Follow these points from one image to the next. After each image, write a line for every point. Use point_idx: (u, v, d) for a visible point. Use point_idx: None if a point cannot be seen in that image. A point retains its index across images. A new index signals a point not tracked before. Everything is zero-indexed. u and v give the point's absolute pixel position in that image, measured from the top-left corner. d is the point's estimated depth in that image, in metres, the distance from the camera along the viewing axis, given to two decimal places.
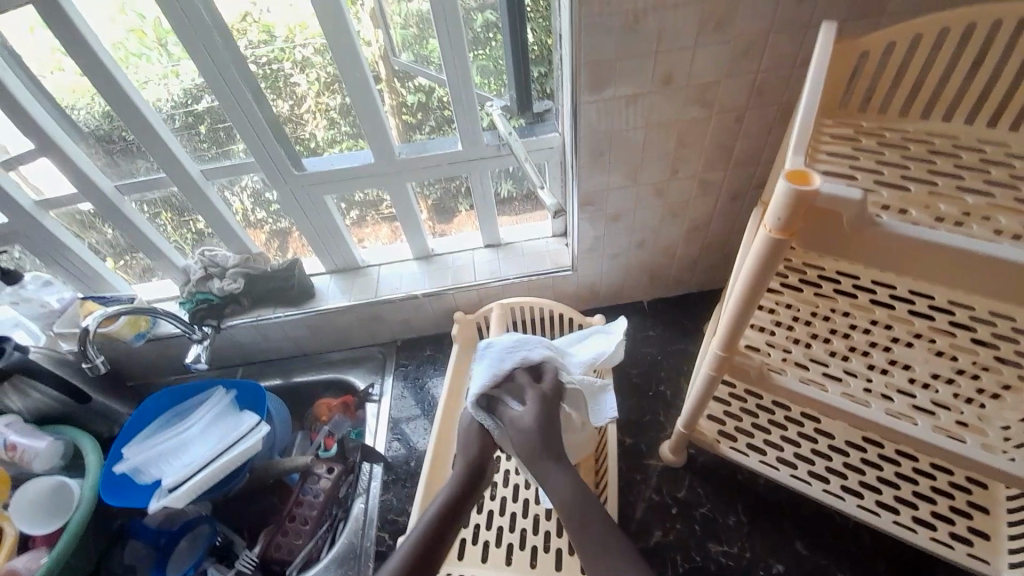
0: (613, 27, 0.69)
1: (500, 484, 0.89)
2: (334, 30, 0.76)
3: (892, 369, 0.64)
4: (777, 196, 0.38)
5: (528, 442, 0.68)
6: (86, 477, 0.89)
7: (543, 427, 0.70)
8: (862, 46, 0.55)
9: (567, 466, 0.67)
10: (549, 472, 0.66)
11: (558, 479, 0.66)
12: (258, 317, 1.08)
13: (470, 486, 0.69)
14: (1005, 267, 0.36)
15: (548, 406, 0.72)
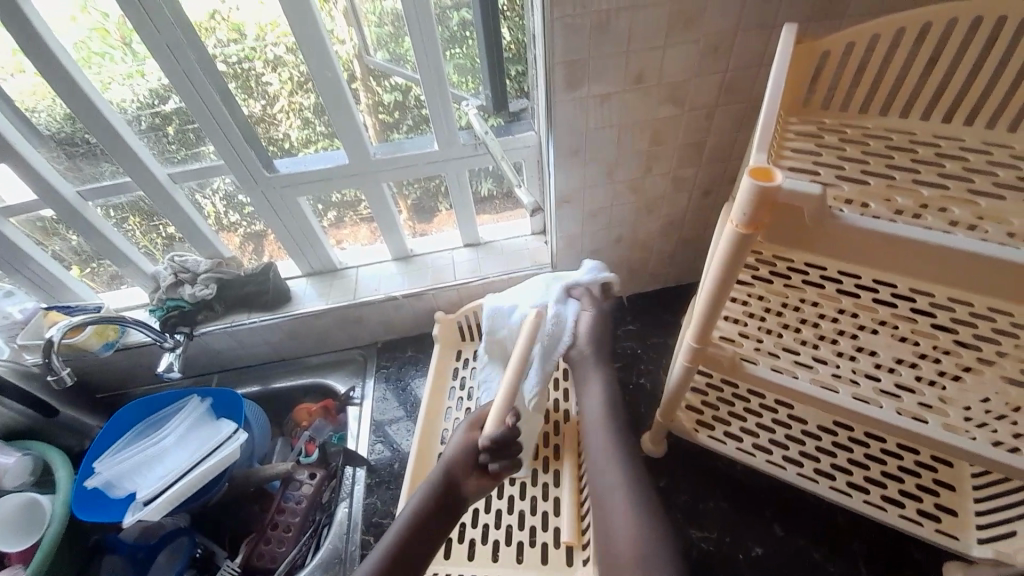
0: (581, 31, 0.70)
1: None
2: (303, 31, 0.75)
3: (859, 356, 0.67)
4: (741, 191, 0.39)
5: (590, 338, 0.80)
6: (58, 491, 0.86)
7: (597, 326, 0.82)
8: (823, 46, 0.57)
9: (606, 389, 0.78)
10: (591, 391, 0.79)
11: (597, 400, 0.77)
12: (232, 323, 1.05)
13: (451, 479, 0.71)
14: (955, 257, 0.38)
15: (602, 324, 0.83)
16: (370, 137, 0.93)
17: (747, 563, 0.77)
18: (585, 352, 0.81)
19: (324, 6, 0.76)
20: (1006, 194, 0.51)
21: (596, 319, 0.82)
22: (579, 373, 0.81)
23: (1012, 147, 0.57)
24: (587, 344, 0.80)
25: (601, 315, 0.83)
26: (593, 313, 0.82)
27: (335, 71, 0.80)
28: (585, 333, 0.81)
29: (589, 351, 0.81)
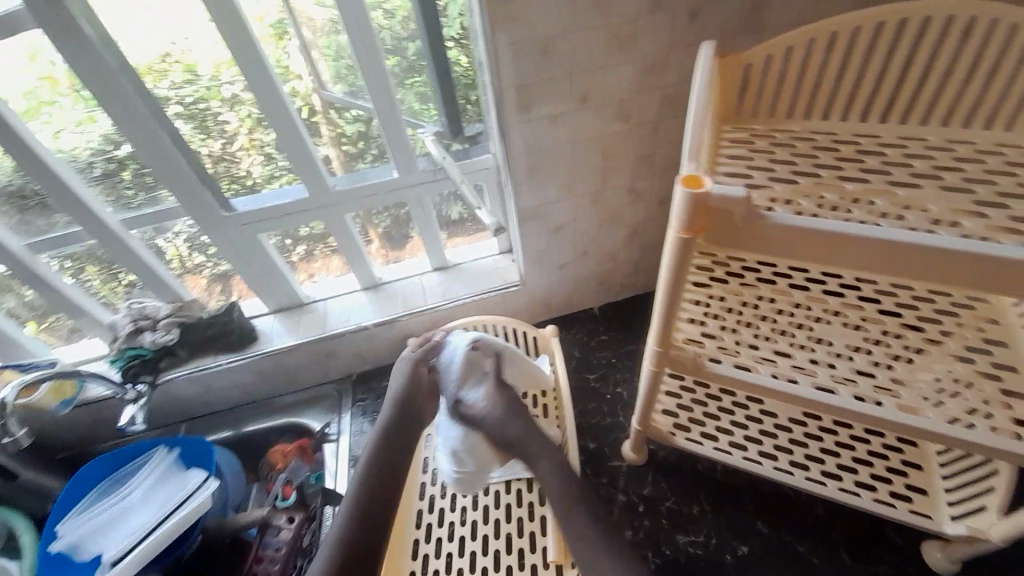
0: (523, 58, 0.73)
1: (469, 508, 0.87)
2: (253, 71, 0.76)
3: (815, 346, 0.70)
4: (676, 202, 0.42)
5: (505, 419, 0.86)
6: (27, 555, 0.84)
7: (507, 415, 0.87)
8: (746, 59, 0.61)
9: (553, 459, 0.83)
10: (539, 461, 0.83)
11: (546, 469, 0.81)
12: (197, 367, 1.02)
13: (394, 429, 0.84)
14: (875, 244, 0.40)
15: (513, 408, 0.88)
16: (334, 168, 0.94)
17: (734, 563, 0.77)
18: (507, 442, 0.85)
19: (278, 45, 0.78)
20: (923, 184, 0.56)
21: (506, 408, 0.87)
22: (526, 457, 0.84)
23: (926, 140, 0.62)
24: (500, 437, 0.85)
25: (512, 403, 0.88)
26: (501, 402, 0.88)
27: (287, 107, 0.81)
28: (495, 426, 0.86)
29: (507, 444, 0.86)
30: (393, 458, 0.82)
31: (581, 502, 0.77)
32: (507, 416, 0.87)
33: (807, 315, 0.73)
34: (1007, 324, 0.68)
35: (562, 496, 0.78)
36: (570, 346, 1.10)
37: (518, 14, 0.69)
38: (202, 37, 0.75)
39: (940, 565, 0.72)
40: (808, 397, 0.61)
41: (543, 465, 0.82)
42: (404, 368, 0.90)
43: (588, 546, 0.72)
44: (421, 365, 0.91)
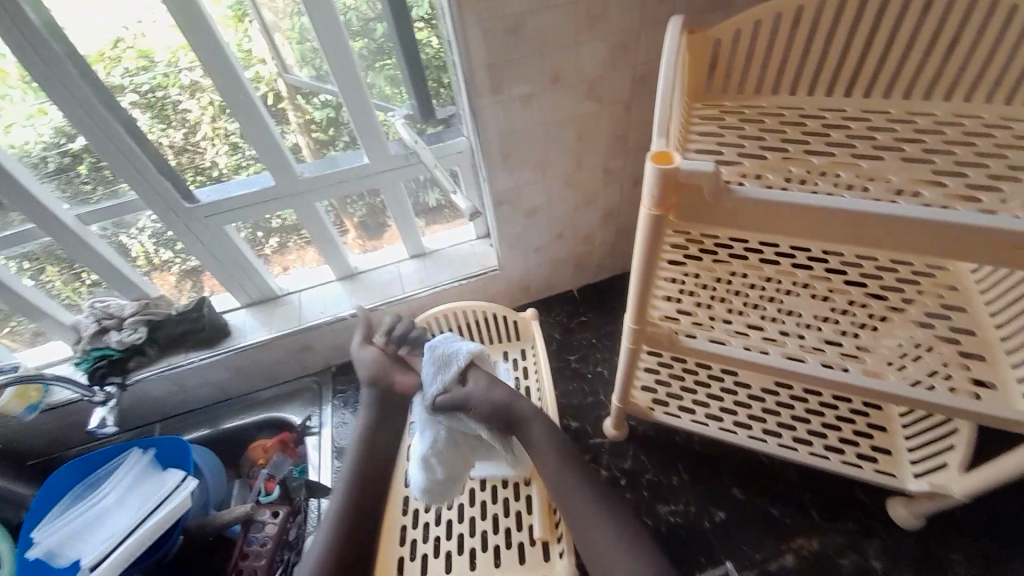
0: (492, 37, 0.72)
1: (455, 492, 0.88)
2: (211, 55, 0.72)
3: (784, 317, 0.72)
4: (647, 181, 0.43)
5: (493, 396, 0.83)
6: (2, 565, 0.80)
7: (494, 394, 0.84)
8: (715, 34, 0.61)
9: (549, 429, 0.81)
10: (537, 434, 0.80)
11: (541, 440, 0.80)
12: (168, 365, 0.99)
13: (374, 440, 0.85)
14: (838, 215, 0.41)
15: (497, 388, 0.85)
16: (303, 156, 0.91)
17: (712, 529, 0.80)
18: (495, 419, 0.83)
19: (239, 28, 0.74)
20: (884, 156, 0.57)
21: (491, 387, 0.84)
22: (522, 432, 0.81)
23: (888, 113, 0.63)
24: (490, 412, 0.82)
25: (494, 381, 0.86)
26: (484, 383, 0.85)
27: (250, 93, 0.77)
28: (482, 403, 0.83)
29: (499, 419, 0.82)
30: (380, 449, 0.85)
31: (580, 480, 0.75)
32: (491, 385, 0.85)
33: (777, 288, 0.75)
34: (964, 289, 0.71)
35: (564, 473, 0.76)
36: (550, 328, 1.11)
37: None
38: (155, 21, 0.70)
39: (904, 520, 0.77)
40: (778, 367, 0.63)
41: (539, 436, 0.80)
42: (367, 370, 0.89)
43: (592, 516, 0.72)
44: (384, 364, 0.89)
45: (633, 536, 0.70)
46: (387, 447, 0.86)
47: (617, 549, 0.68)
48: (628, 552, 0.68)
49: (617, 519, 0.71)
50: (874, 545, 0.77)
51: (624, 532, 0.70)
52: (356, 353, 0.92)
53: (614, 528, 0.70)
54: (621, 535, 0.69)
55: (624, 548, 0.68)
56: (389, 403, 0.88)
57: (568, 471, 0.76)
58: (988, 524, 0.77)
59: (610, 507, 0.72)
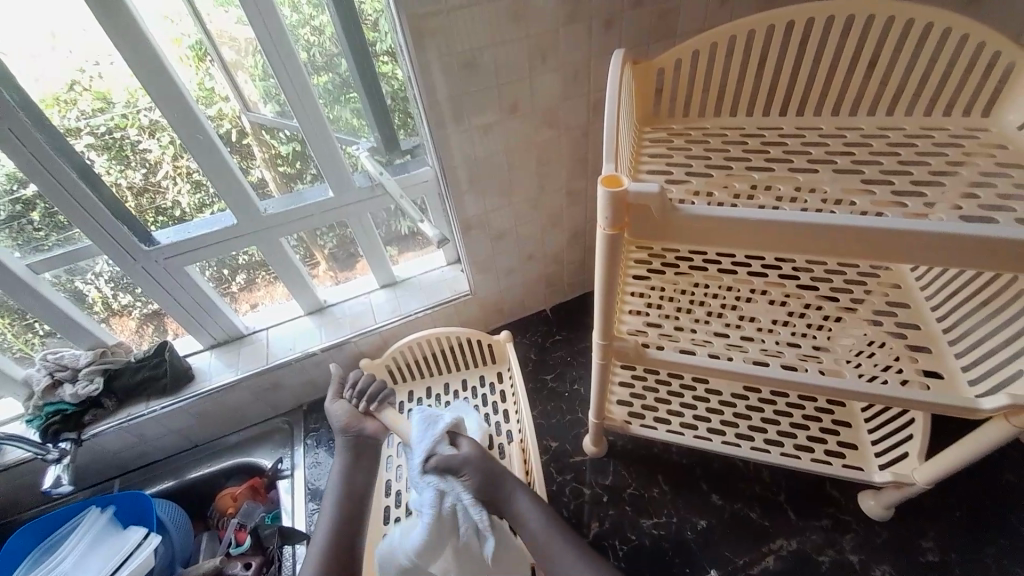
0: (448, 71, 0.74)
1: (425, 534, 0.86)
2: (167, 96, 0.71)
3: (744, 324, 0.75)
4: (600, 203, 0.44)
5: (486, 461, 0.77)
6: None
7: (483, 452, 0.79)
8: (657, 64, 0.65)
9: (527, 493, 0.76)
10: (514, 498, 0.75)
11: (526, 506, 0.74)
12: (127, 416, 0.94)
13: (355, 469, 0.83)
14: (772, 226, 0.44)
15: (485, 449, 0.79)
16: (270, 191, 0.90)
17: (695, 538, 0.81)
18: (485, 486, 0.75)
19: (200, 67, 0.74)
20: (818, 168, 0.61)
21: (480, 447, 0.79)
22: (497, 499, 0.76)
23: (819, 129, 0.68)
24: (484, 481, 0.75)
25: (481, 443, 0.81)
26: (473, 444, 0.79)
27: (205, 127, 0.76)
28: (476, 464, 0.76)
29: (490, 489, 0.75)
30: (354, 505, 0.80)
31: (535, 505, 0.74)
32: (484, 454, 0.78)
33: (736, 296, 0.79)
34: (906, 287, 0.76)
35: (524, 505, 0.74)
36: (526, 349, 1.11)
37: (439, 28, 0.69)
38: (113, 64, 0.70)
39: (874, 512, 0.79)
40: (742, 372, 0.66)
41: (523, 502, 0.74)
42: (341, 422, 0.85)
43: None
44: (354, 420, 0.86)
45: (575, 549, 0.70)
46: (355, 500, 0.80)
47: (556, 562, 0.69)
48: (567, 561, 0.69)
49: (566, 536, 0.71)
50: (851, 539, 0.79)
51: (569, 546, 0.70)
52: (330, 408, 0.88)
53: (559, 544, 0.70)
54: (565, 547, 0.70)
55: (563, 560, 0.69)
56: (354, 461, 0.84)
57: (525, 505, 0.74)
58: (953, 510, 0.80)
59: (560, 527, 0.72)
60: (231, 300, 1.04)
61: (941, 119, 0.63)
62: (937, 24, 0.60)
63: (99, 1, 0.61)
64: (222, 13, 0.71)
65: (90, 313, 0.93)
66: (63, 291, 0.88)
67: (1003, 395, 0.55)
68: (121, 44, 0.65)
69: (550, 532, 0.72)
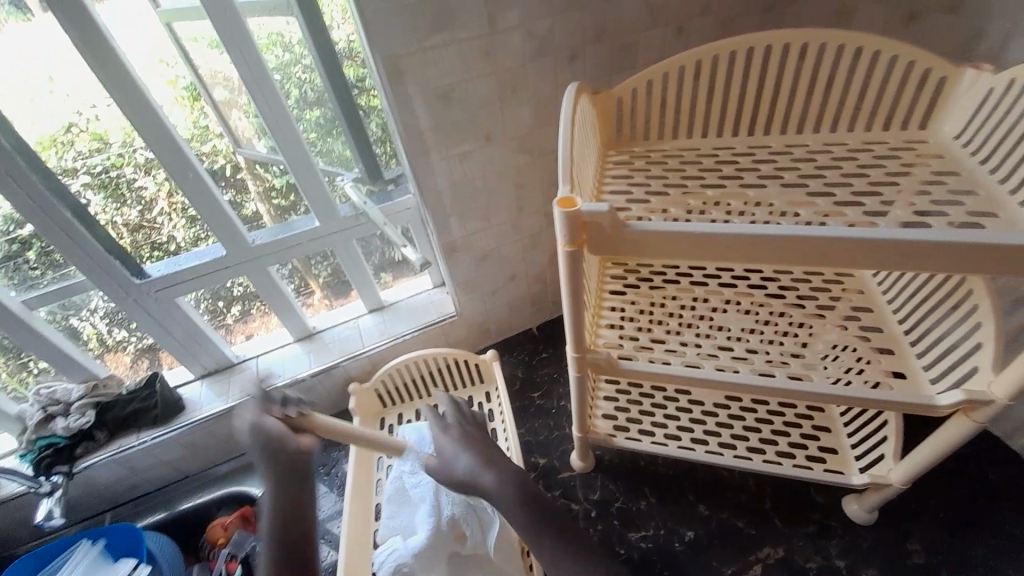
0: (424, 105, 0.79)
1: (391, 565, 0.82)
2: (156, 138, 0.75)
3: (716, 333, 0.77)
4: (558, 223, 0.48)
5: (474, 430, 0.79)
6: None
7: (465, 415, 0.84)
8: (616, 95, 0.70)
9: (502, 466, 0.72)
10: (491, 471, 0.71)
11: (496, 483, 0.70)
12: (118, 448, 0.95)
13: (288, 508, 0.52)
14: (723, 239, 0.47)
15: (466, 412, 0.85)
16: (263, 223, 0.94)
17: (683, 549, 0.81)
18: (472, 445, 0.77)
19: (193, 107, 0.79)
20: (767, 184, 0.65)
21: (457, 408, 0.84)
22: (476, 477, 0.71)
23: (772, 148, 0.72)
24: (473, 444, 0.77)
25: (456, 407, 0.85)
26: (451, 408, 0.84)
27: (194, 165, 0.79)
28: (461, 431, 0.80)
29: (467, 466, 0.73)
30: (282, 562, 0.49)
31: (510, 500, 0.69)
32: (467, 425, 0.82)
33: (710, 307, 0.81)
34: (869, 292, 0.79)
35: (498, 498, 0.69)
36: (513, 368, 1.13)
37: (410, 67, 0.74)
38: (110, 106, 0.74)
39: (858, 515, 0.80)
40: (714, 380, 0.68)
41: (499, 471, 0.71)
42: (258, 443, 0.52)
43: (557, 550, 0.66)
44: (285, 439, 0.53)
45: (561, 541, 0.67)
46: (300, 469, 0.53)
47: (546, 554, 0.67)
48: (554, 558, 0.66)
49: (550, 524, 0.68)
50: (836, 544, 0.79)
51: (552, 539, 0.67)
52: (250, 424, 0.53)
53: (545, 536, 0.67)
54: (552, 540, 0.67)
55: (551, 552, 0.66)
56: (297, 484, 0.53)
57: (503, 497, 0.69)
58: (937, 510, 0.81)
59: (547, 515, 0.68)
60: (225, 331, 1.06)
61: (882, 134, 0.67)
62: (868, 49, 0.64)
63: (93, 51, 0.66)
64: (212, 52, 0.75)
65: (84, 349, 0.95)
66: (58, 327, 0.91)
67: (958, 391, 0.57)
68: (113, 89, 0.69)
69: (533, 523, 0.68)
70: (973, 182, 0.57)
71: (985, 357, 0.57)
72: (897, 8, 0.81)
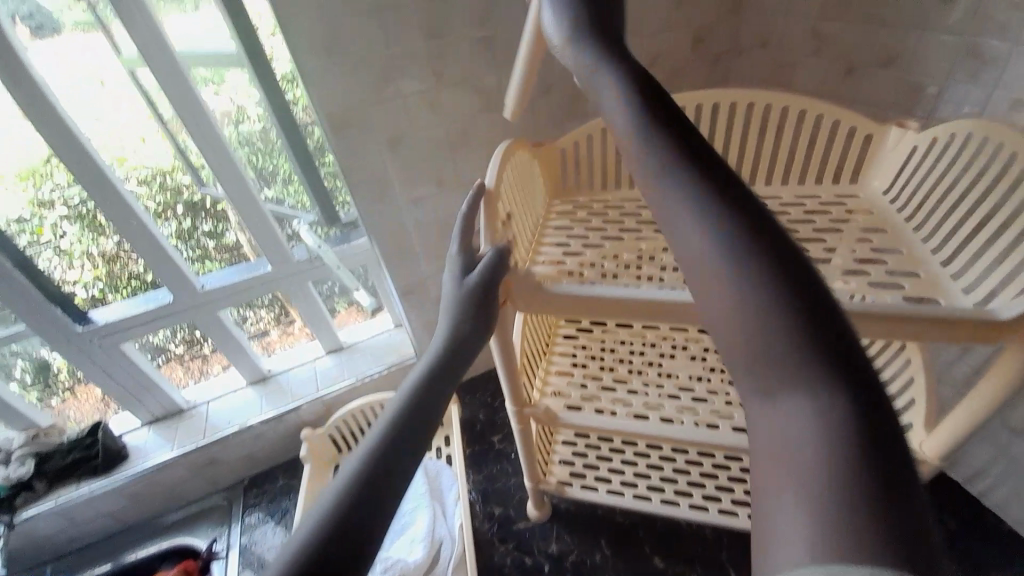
0: (371, 155, 0.79)
1: None
2: (95, 182, 0.74)
3: (665, 381, 0.76)
4: (447, 284, 0.48)
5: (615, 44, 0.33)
6: None
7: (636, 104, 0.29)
8: (563, 145, 0.74)
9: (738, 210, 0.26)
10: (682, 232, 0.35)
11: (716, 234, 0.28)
12: (58, 498, 0.91)
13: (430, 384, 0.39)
14: (632, 304, 0.46)
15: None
16: (245, 252, 0.94)
17: None
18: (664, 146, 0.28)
19: (170, 140, 0.79)
20: None
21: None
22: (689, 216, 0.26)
23: None
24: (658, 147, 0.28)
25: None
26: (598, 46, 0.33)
27: (132, 208, 0.78)
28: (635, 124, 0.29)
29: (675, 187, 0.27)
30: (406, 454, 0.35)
31: (732, 254, 0.24)
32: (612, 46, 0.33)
33: (659, 352, 0.81)
34: None
35: (687, 212, 0.25)
36: (474, 411, 1.10)
37: (354, 120, 0.75)
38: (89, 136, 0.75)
39: None
40: (653, 435, 0.67)
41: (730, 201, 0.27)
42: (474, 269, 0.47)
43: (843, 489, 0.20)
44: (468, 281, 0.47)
45: (920, 546, 0.18)
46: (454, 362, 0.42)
47: (796, 495, 0.20)
48: (853, 536, 0.18)
49: (862, 411, 0.21)
50: None
51: (881, 465, 0.20)
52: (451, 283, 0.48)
53: (842, 436, 0.21)
54: (860, 456, 0.20)
55: (830, 508, 0.19)
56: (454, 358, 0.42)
57: (711, 225, 0.25)
58: None
59: (872, 410, 0.21)
60: (196, 364, 1.04)
61: (815, 187, 0.67)
62: (793, 108, 0.66)
63: (28, 99, 0.65)
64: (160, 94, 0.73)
65: (56, 380, 0.92)
66: (26, 359, 0.88)
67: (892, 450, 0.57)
68: (48, 131, 0.68)
69: (827, 374, 0.22)
70: (897, 241, 0.57)
71: (917, 416, 0.57)
72: (834, 61, 0.81)
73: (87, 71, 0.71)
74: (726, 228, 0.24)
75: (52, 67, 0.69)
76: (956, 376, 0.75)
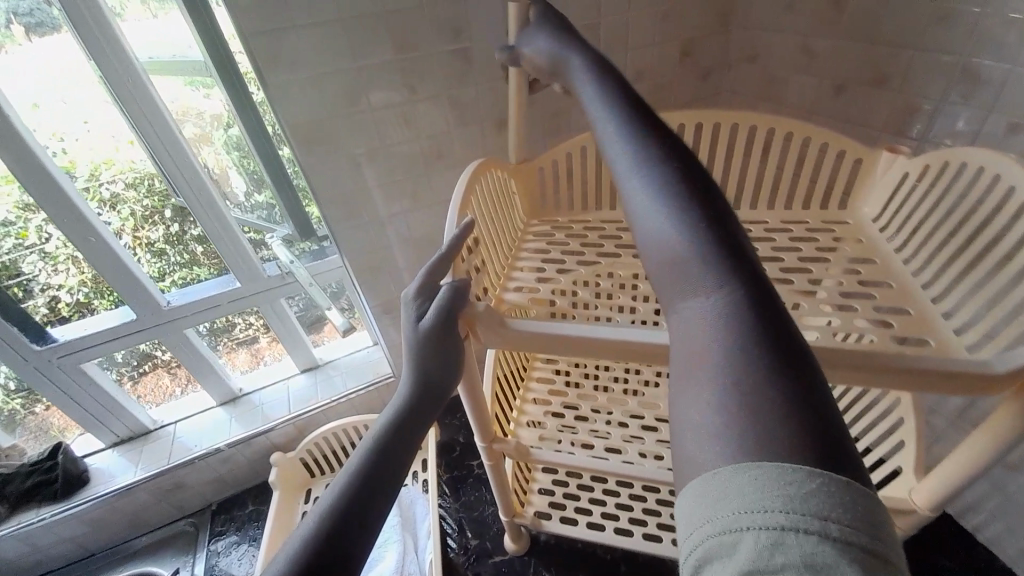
0: (343, 172, 0.76)
1: None
2: (50, 195, 0.70)
3: (645, 412, 0.72)
4: (403, 325, 0.45)
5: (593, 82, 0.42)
6: None
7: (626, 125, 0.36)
8: (539, 163, 0.71)
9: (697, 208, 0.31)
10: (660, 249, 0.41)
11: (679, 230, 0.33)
12: (17, 524, 0.87)
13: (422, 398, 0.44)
14: (608, 344, 0.42)
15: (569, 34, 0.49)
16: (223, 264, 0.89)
17: None
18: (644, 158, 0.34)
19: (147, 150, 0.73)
20: None
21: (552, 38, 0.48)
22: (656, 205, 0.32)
23: None
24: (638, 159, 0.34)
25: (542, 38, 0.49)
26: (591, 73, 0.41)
27: (88, 221, 0.74)
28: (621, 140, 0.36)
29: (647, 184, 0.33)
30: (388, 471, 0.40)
31: (686, 235, 0.30)
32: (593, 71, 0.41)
33: (642, 380, 0.78)
34: None
35: (649, 200, 0.32)
36: (453, 433, 1.06)
37: (323, 136, 0.72)
38: (78, 139, 0.71)
39: None
40: (631, 472, 0.62)
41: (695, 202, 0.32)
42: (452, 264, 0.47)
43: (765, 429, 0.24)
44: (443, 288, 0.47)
45: (821, 443, 0.23)
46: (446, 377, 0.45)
47: (726, 408, 0.25)
48: (762, 433, 0.23)
49: (780, 347, 0.26)
50: None
51: (801, 406, 0.24)
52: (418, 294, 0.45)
53: (754, 357, 0.26)
54: (783, 392, 0.24)
55: (748, 425, 0.24)
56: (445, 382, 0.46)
57: (672, 213, 0.31)
58: None
59: (799, 361, 0.26)
60: (164, 384, 1.00)
61: (802, 212, 0.64)
62: (779, 129, 0.63)
63: None
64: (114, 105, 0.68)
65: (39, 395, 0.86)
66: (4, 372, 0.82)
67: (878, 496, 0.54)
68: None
69: (750, 314, 0.27)
70: (887, 275, 0.54)
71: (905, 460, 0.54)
72: (823, 79, 0.78)
73: (87, 73, 0.67)
74: (676, 210, 0.31)
75: (39, 67, 0.65)
76: (949, 409, 0.72)
